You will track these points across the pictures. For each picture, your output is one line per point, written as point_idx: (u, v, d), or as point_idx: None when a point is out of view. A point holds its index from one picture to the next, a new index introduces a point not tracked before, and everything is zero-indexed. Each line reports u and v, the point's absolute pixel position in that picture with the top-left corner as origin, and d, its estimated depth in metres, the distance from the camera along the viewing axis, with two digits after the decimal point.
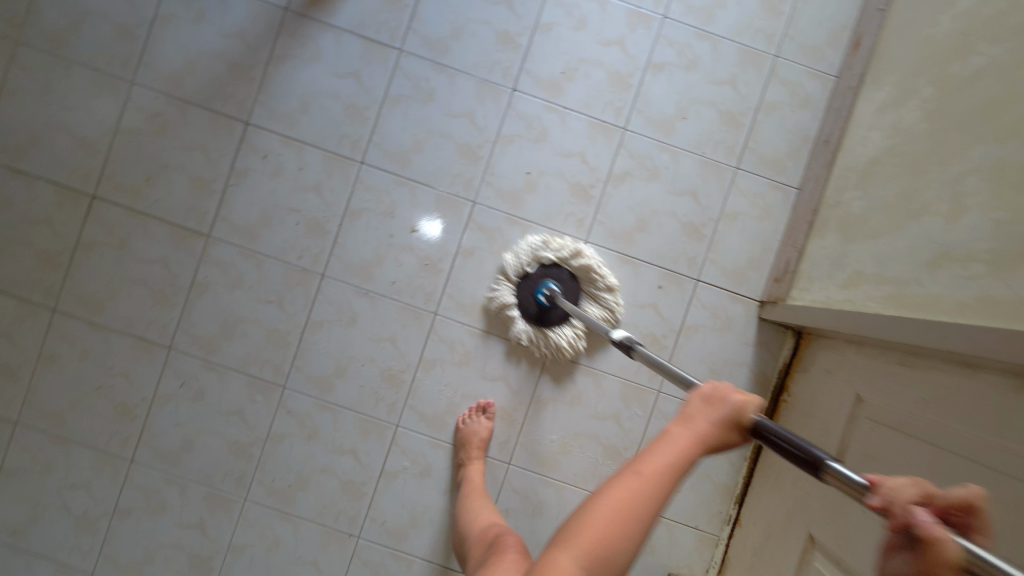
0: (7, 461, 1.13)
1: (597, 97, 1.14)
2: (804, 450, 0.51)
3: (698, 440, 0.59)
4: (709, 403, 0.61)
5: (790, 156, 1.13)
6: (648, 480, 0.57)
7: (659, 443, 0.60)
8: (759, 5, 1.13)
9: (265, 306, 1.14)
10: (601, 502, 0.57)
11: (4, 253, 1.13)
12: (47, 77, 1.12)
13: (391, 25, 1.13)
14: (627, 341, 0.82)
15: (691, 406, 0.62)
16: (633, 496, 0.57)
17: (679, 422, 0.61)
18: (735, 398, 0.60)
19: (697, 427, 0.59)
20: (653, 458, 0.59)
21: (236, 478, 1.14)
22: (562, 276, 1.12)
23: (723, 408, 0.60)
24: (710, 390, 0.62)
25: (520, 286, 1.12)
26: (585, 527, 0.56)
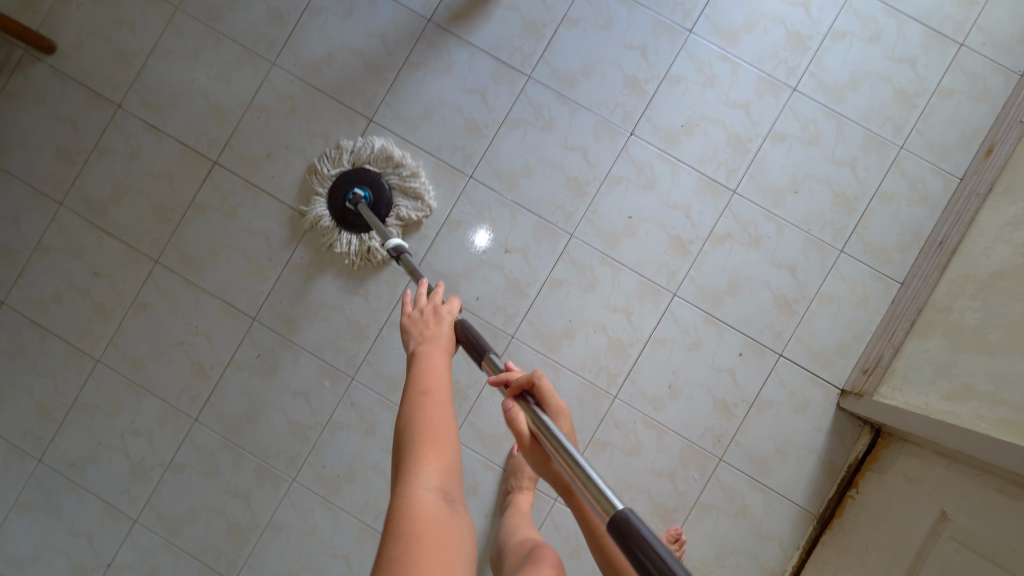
0: (80, 396, 1.18)
1: (712, 155, 1.14)
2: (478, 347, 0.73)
3: (446, 350, 0.76)
4: (431, 323, 0.80)
5: (899, 249, 1.10)
6: (438, 389, 0.70)
7: (421, 362, 0.74)
8: (893, 95, 1.12)
9: (351, 296, 1.16)
10: (417, 423, 0.66)
11: (123, 200, 1.19)
12: (197, 45, 1.18)
13: (525, 51, 1.16)
14: (395, 249, 0.94)
15: (421, 329, 0.79)
16: (443, 407, 0.68)
17: (423, 343, 0.77)
18: (444, 313, 0.81)
19: (440, 341, 0.78)
20: (433, 375, 0.72)
21: (289, 458, 1.16)
22: (361, 176, 1.14)
23: (443, 322, 0.80)
24: (421, 311, 0.81)
25: (329, 197, 1.15)
26: (422, 449, 0.63)
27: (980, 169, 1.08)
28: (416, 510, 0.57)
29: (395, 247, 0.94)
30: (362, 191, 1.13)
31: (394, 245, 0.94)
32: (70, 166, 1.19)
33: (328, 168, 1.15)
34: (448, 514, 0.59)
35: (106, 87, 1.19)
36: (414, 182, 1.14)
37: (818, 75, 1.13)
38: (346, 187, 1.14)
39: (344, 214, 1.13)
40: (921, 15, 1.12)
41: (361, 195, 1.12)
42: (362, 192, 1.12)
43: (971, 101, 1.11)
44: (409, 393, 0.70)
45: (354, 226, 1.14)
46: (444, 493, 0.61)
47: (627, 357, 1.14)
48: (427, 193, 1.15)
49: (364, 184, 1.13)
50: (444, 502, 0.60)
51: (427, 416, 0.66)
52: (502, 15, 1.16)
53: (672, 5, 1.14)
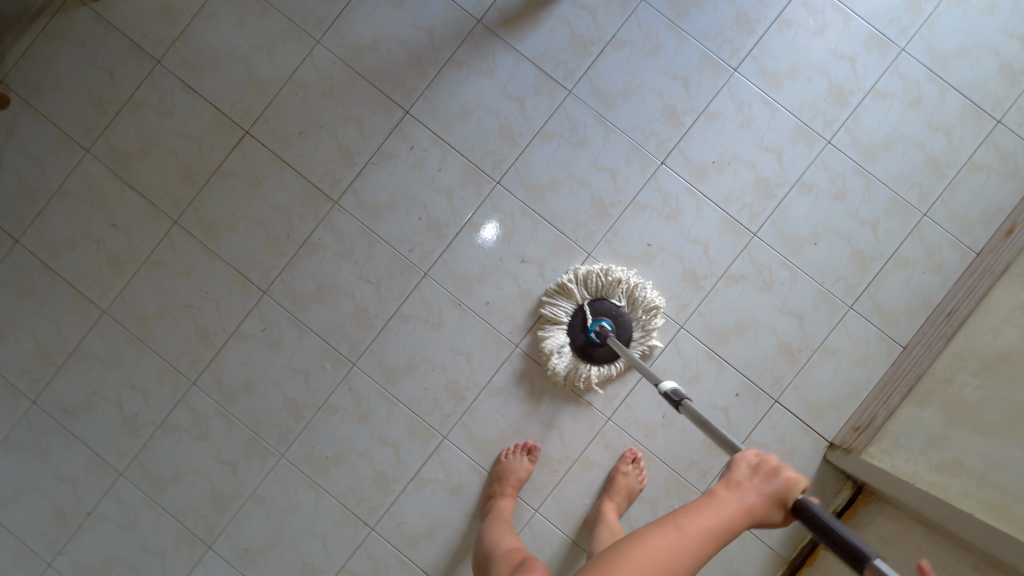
0: (82, 343, 1.18)
1: (739, 196, 1.15)
2: (849, 543, 0.53)
3: (737, 508, 0.68)
4: (754, 475, 0.69)
5: (906, 313, 1.12)
6: (688, 534, 0.68)
7: (702, 503, 0.70)
8: (924, 161, 1.13)
9: (363, 284, 1.17)
10: (642, 540, 0.69)
11: (150, 156, 1.19)
12: (244, 12, 1.18)
13: (569, 66, 1.16)
14: (673, 392, 0.79)
15: (738, 473, 0.70)
16: (670, 549, 0.68)
17: (727, 487, 0.70)
18: (786, 475, 0.68)
19: (745, 498, 0.68)
20: (697, 518, 0.69)
21: (280, 434, 1.17)
22: (611, 312, 1.12)
23: (772, 485, 0.68)
24: (757, 463, 0.70)
25: (571, 330, 1.13)
26: (620, 559, 0.68)
27: (997, 247, 1.09)
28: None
29: (672, 390, 0.80)
30: (606, 322, 1.11)
31: (667, 389, 0.80)
32: (102, 115, 1.19)
33: (566, 305, 1.13)
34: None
35: (147, 41, 1.19)
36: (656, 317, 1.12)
37: (854, 132, 1.14)
38: (592, 317, 1.12)
39: (589, 349, 1.12)
40: (963, 87, 1.13)
41: (607, 327, 1.10)
42: (606, 324, 1.11)
43: (999, 178, 1.13)
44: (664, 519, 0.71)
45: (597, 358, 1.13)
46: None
47: (627, 381, 1.15)
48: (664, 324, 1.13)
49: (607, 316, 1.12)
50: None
51: (650, 543, 0.69)
52: (551, 26, 1.16)
53: (721, 41, 1.15)
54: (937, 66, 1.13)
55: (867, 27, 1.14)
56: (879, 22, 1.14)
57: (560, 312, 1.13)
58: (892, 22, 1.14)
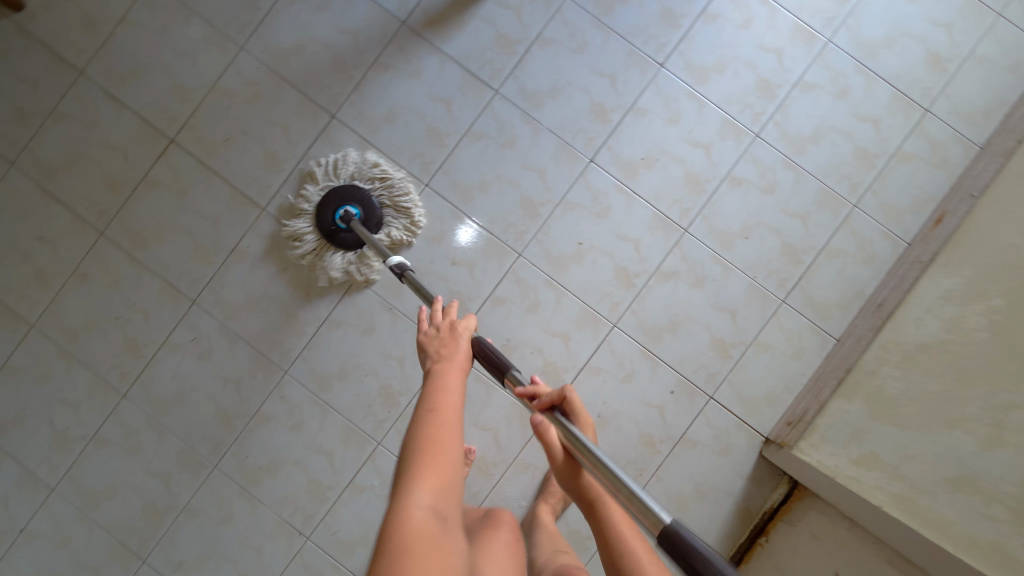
0: (11, 358, 1.16)
1: (668, 191, 1.14)
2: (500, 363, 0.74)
3: (462, 368, 0.75)
4: (448, 342, 0.78)
5: (839, 306, 1.11)
6: (449, 408, 0.68)
7: (438, 379, 0.72)
8: (853, 152, 1.13)
9: (293, 290, 1.16)
10: (420, 437, 0.64)
11: (75, 167, 1.17)
12: (167, 20, 1.17)
13: (496, 66, 1.15)
14: (399, 267, 0.91)
15: (436, 347, 0.77)
16: (455, 427, 0.66)
17: (440, 362, 0.75)
18: (461, 328, 0.79)
19: (458, 360, 0.75)
20: (450, 393, 0.70)
21: (213, 444, 1.15)
22: (357, 196, 1.12)
23: (461, 342, 0.77)
24: (439, 330, 0.79)
25: (316, 216, 1.13)
26: (424, 468, 0.61)
27: (927, 237, 1.08)
28: (405, 527, 0.55)
29: (397, 264, 0.92)
30: (351, 206, 1.10)
31: (394, 263, 0.91)
32: (26, 127, 1.17)
33: (313, 190, 1.13)
34: (438, 542, 0.55)
35: (70, 51, 1.17)
36: (401, 199, 1.12)
37: (782, 125, 1.13)
38: (337, 200, 1.11)
39: (334, 233, 1.11)
40: (891, 77, 1.13)
41: (352, 211, 1.10)
42: (351, 209, 1.10)
43: (929, 167, 1.12)
44: (422, 408, 0.67)
45: (343, 242, 1.12)
46: (439, 518, 0.57)
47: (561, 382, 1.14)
48: (412, 208, 1.13)
49: (353, 201, 1.11)
50: (436, 526, 0.56)
51: (433, 434, 0.64)
52: (476, 26, 1.15)
53: (647, 36, 1.14)
54: (864, 56, 1.13)
55: (792, 18, 1.13)
56: (804, 13, 1.13)
57: (306, 196, 1.13)
58: (816, 13, 1.13)
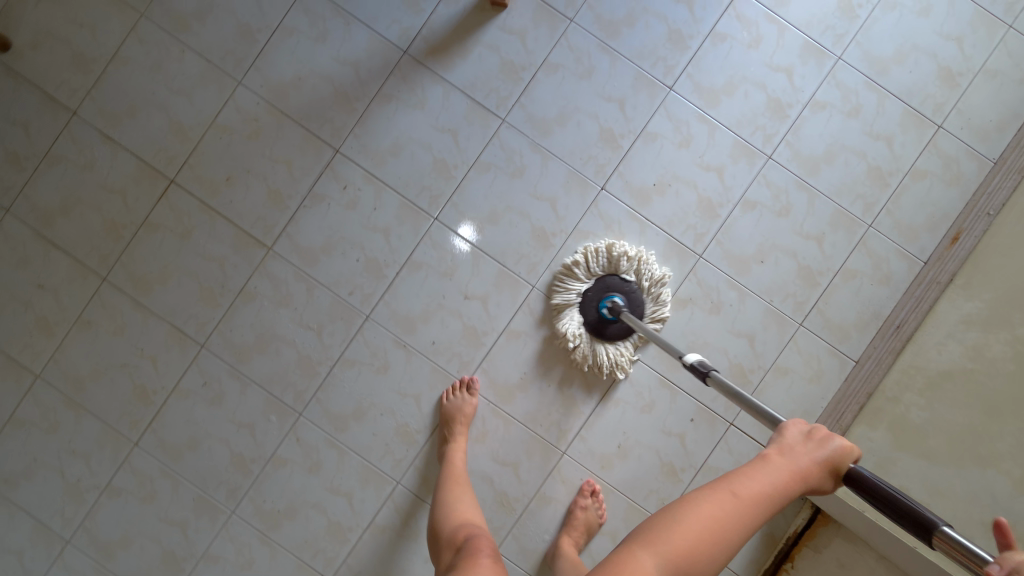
0: (17, 411, 1.14)
1: (682, 217, 1.12)
2: (914, 509, 0.53)
3: (793, 475, 0.66)
4: (805, 443, 0.68)
5: (856, 327, 1.11)
6: (743, 503, 0.64)
7: (756, 472, 0.67)
8: (867, 171, 1.11)
9: (304, 330, 1.14)
10: (697, 507, 0.64)
11: (73, 213, 1.14)
12: (159, 56, 1.13)
13: (501, 94, 1.12)
14: (700, 365, 0.77)
15: (789, 440, 0.68)
16: (729, 522, 0.63)
17: (778, 452, 0.68)
18: (838, 443, 0.68)
19: (798, 464, 0.66)
20: (752, 483, 0.65)
21: (229, 490, 1.14)
22: (622, 287, 1.10)
23: (823, 452, 0.67)
24: (808, 429, 0.69)
25: (584, 309, 1.11)
26: (677, 529, 0.63)
27: (944, 256, 1.08)
28: (633, 561, 0.62)
29: (697, 362, 0.78)
30: (618, 299, 1.09)
31: (694, 362, 0.77)
32: (19, 172, 1.14)
33: (577, 283, 1.10)
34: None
35: (62, 92, 1.14)
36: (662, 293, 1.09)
37: (794, 145, 1.12)
38: (604, 294, 1.10)
39: (600, 324, 1.10)
40: (902, 93, 1.11)
41: (619, 302, 1.08)
42: (617, 299, 1.09)
43: (942, 184, 1.11)
44: (718, 487, 0.66)
45: (611, 335, 1.10)
46: None
47: (580, 414, 1.13)
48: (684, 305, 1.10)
49: (620, 293, 1.10)
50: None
51: (707, 510, 0.64)
52: (480, 53, 1.12)
53: (655, 59, 1.12)
54: (876, 72, 1.11)
55: (802, 36, 1.11)
56: (814, 31, 1.11)
57: (571, 288, 1.10)
58: (827, 30, 1.11)
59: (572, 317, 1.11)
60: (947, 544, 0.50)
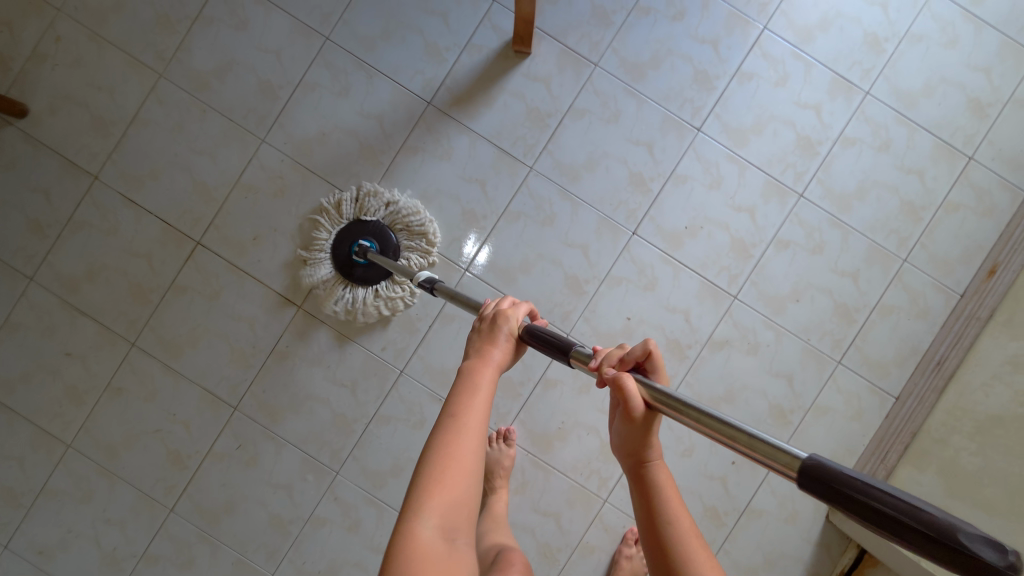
0: (50, 482, 1.13)
1: (714, 259, 1.11)
2: (559, 341, 0.63)
3: (495, 365, 0.64)
4: (488, 334, 0.66)
5: (896, 363, 1.10)
6: (475, 411, 0.59)
7: (465, 382, 0.61)
8: (900, 207, 1.10)
9: (338, 388, 1.12)
10: (436, 454, 0.55)
11: (98, 279, 1.12)
12: (181, 116, 1.12)
13: (528, 141, 1.11)
14: (428, 281, 0.86)
15: (478, 343, 0.66)
16: (472, 437, 0.57)
17: (474, 357, 0.65)
18: (503, 316, 0.67)
19: (497, 354, 0.65)
20: (478, 395, 0.60)
21: (268, 552, 1.12)
22: (371, 230, 1.10)
23: (502, 330, 0.66)
24: (485, 320, 0.68)
25: (332, 253, 1.10)
26: (436, 484, 0.53)
27: (982, 289, 1.07)
28: (409, 549, 0.50)
29: (427, 279, 0.86)
30: (365, 242, 1.09)
31: (424, 279, 0.86)
32: (42, 240, 1.12)
33: (322, 235, 1.10)
34: (445, 557, 0.51)
35: (82, 156, 1.12)
36: (412, 223, 1.10)
37: (826, 182, 1.11)
38: (350, 237, 1.10)
39: (351, 268, 1.09)
40: (932, 126, 1.10)
41: (367, 245, 1.08)
42: (366, 243, 1.09)
43: (976, 216, 1.10)
44: (441, 419, 0.58)
45: (362, 279, 1.09)
46: (448, 530, 0.52)
47: (619, 461, 1.12)
48: (430, 228, 1.10)
49: (368, 235, 1.10)
50: (442, 540, 0.51)
51: (449, 447, 0.56)
52: (505, 101, 1.11)
53: (682, 100, 1.11)
54: (904, 106, 1.10)
55: (828, 72, 1.10)
56: (840, 66, 1.10)
57: (318, 242, 1.10)
58: (853, 65, 1.10)
59: (322, 271, 1.10)
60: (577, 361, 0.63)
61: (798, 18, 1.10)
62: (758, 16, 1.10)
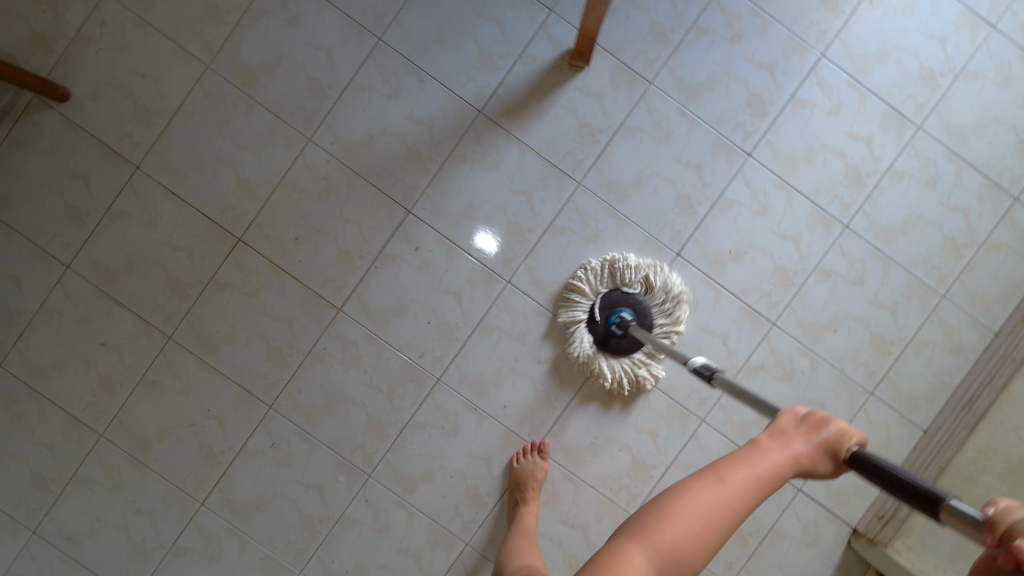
0: (80, 470, 1.13)
1: (756, 284, 1.12)
2: (920, 487, 0.46)
3: (788, 464, 0.59)
4: (802, 427, 0.61)
5: (926, 397, 1.12)
6: (735, 489, 0.58)
7: (744, 457, 0.60)
8: (942, 243, 1.11)
9: (374, 393, 1.13)
10: (684, 494, 0.58)
11: (136, 270, 1.11)
12: (227, 110, 1.10)
13: (578, 156, 1.11)
14: (706, 368, 0.76)
15: (783, 426, 0.62)
16: (713, 508, 0.57)
17: (773, 437, 0.61)
18: (836, 426, 0.60)
19: (792, 450, 0.60)
20: (742, 470, 0.59)
21: (297, 550, 1.13)
22: (630, 301, 1.10)
23: (819, 437, 0.60)
24: (803, 416, 0.62)
25: (591, 325, 1.10)
26: (667, 522, 0.57)
27: (1017, 330, 1.08)
28: (619, 557, 0.55)
29: (703, 365, 0.77)
30: (626, 313, 1.08)
31: (701, 364, 0.77)
32: (80, 228, 1.11)
33: (585, 300, 1.10)
34: None
35: (124, 145, 1.10)
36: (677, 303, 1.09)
37: (871, 215, 1.11)
38: (609, 310, 1.10)
39: (609, 338, 1.09)
40: (980, 164, 1.11)
41: (626, 316, 1.08)
42: (625, 313, 1.08)
43: (1016, 257, 1.11)
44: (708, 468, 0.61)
45: (617, 348, 1.10)
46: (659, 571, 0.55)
47: (649, 478, 1.13)
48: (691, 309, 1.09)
49: (625, 306, 1.10)
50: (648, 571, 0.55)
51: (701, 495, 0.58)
52: (557, 114, 1.10)
53: (734, 124, 1.10)
54: (954, 143, 1.10)
55: (882, 104, 1.10)
56: (894, 99, 1.10)
57: (579, 307, 1.10)
58: (908, 98, 1.10)
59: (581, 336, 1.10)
60: (956, 520, 0.43)
61: (856, 48, 1.09)
62: (816, 43, 1.09)
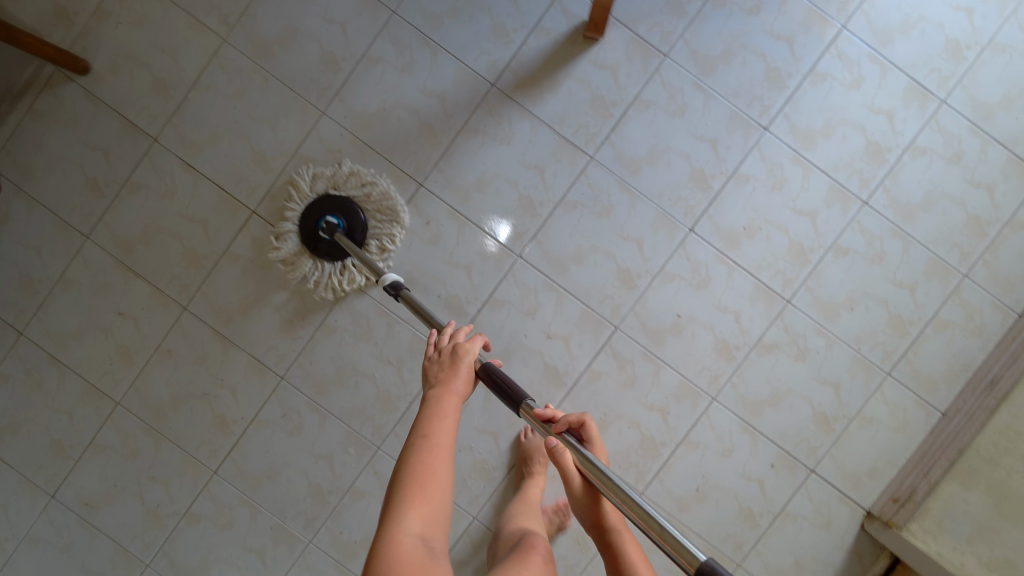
0: (98, 437, 1.15)
1: (770, 262, 1.10)
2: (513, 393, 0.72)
3: (459, 393, 0.76)
4: (449, 368, 0.78)
5: (945, 379, 1.09)
6: (441, 436, 0.71)
7: (433, 410, 0.73)
8: (965, 221, 1.08)
9: (384, 365, 1.13)
10: (412, 474, 0.67)
11: (153, 241, 1.13)
12: (242, 83, 1.11)
13: (590, 130, 1.10)
14: (394, 286, 0.92)
15: (440, 373, 0.78)
16: (443, 456, 0.69)
17: (438, 387, 0.76)
18: (464, 352, 0.79)
19: (458, 386, 0.76)
20: (440, 420, 0.72)
21: (307, 520, 1.14)
22: (340, 206, 1.08)
23: (463, 364, 0.78)
24: (443, 353, 0.80)
25: (300, 230, 1.08)
26: (415, 490, 0.66)
27: None
28: (395, 548, 0.61)
29: (392, 284, 0.92)
30: (334, 218, 1.07)
31: (390, 283, 0.92)
32: (99, 199, 1.13)
33: (295, 204, 1.09)
34: (425, 553, 0.62)
35: (142, 118, 1.12)
36: (387, 207, 1.09)
37: (891, 191, 1.08)
38: (318, 213, 1.08)
39: (316, 243, 1.07)
40: (1007, 140, 1.08)
41: (334, 222, 1.06)
42: (334, 219, 1.06)
43: None
44: (414, 440, 0.70)
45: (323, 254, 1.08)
46: (428, 529, 0.64)
47: (658, 456, 1.12)
48: (402, 210, 1.09)
49: (335, 211, 1.07)
50: (422, 550, 0.62)
51: (422, 464, 0.68)
52: (570, 88, 1.09)
53: (751, 98, 1.08)
54: (979, 117, 1.07)
55: (905, 77, 1.07)
56: (917, 72, 1.07)
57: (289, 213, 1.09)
58: (932, 72, 1.07)
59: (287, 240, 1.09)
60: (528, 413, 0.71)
61: (878, 20, 1.07)
62: (837, 14, 1.07)
